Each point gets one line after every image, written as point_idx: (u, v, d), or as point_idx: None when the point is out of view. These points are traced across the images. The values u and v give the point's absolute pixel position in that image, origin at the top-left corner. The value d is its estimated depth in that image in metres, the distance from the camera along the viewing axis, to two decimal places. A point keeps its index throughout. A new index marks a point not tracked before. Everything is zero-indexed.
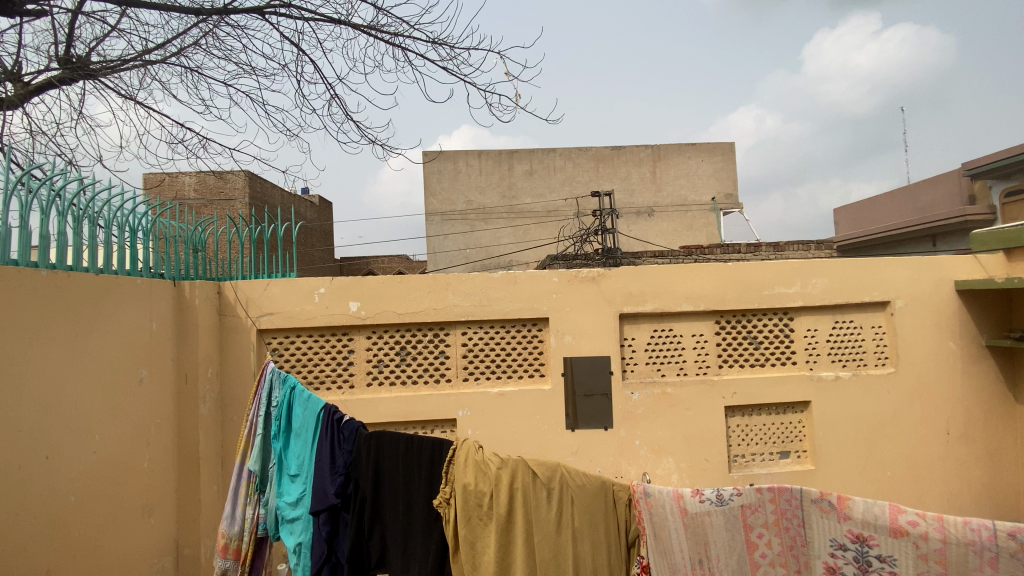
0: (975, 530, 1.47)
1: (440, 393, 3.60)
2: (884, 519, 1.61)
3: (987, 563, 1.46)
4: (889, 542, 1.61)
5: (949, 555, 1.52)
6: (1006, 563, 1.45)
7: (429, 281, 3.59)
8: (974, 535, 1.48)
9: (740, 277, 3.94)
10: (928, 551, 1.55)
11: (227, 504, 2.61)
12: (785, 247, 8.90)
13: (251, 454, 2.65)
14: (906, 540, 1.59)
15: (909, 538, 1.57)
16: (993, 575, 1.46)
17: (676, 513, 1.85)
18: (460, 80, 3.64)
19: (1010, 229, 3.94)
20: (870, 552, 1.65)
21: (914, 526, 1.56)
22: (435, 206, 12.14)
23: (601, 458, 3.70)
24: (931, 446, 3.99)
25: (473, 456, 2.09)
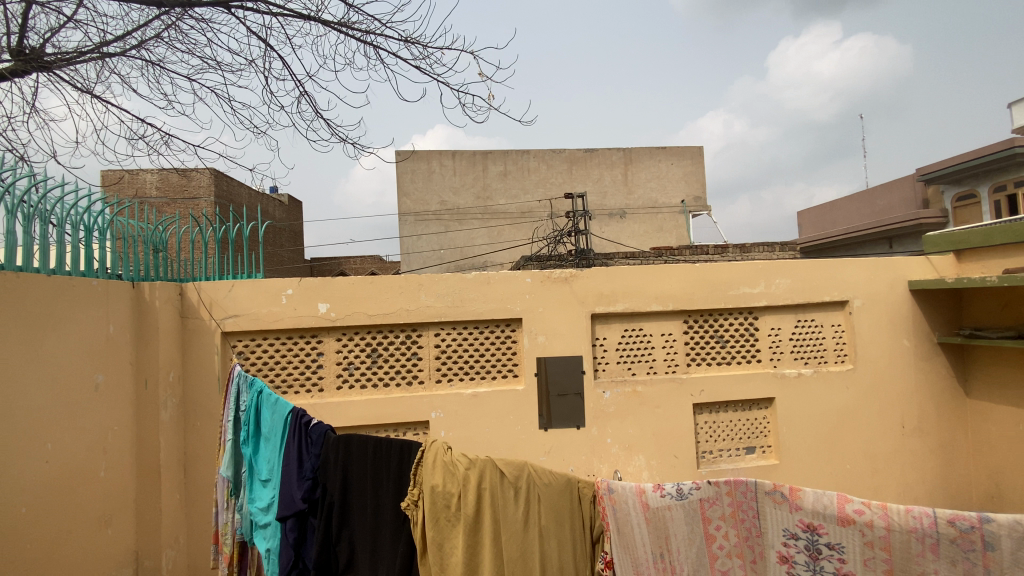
0: (916, 517, 1.52)
1: (412, 395, 3.56)
2: (832, 508, 1.65)
3: (929, 548, 1.52)
4: (837, 530, 1.65)
5: (892, 542, 1.56)
6: (947, 550, 1.50)
7: (400, 282, 3.56)
8: (915, 522, 1.53)
9: (708, 277, 4.05)
10: (874, 539, 1.59)
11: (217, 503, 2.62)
12: (751, 248, 9.17)
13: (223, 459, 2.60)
14: (853, 528, 1.63)
15: (855, 526, 1.62)
16: (934, 559, 1.51)
17: (638, 508, 1.89)
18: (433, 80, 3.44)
19: (959, 232, 4.16)
20: (820, 540, 1.68)
21: (861, 514, 1.61)
22: (408, 206, 12.02)
23: (574, 457, 3.73)
24: (887, 439, 4.17)
25: (441, 457, 2.08)
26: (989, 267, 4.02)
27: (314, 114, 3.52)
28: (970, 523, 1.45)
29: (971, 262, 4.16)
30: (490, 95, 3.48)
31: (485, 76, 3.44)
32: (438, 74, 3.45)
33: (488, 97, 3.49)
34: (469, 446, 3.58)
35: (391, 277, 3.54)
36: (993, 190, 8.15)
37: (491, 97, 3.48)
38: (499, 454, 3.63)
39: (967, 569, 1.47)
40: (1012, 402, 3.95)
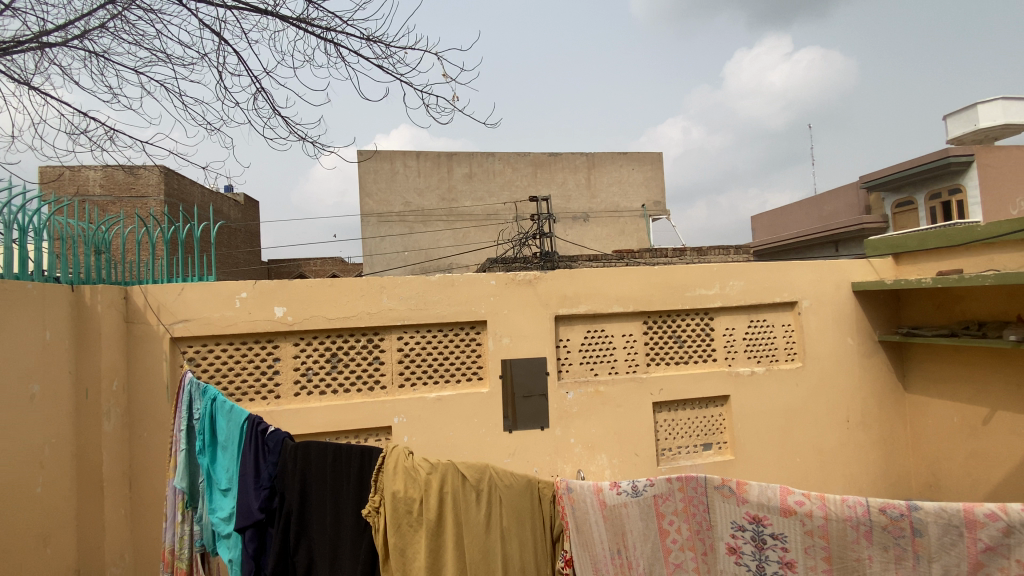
0: (851, 506, 1.56)
1: (374, 400, 3.51)
2: (775, 499, 1.67)
3: (863, 535, 1.55)
4: (781, 521, 1.68)
5: (830, 530, 1.59)
6: (880, 536, 1.53)
7: (362, 284, 3.51)
8: (850, 511, 1.56)
9: (667, 280, 4.17)
10: (813, 528, 1.62)
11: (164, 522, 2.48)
12: (708, 251, 9.49)
13: (176, 470, 2.49)
14: (795, 518, 1.66)
15: (797, 516, 1.65)
16: (868, 546, 1.54)
17: (596, 506, 1.91)
18: (397, 79, 3.27)
19: (897, 237, 4.45)
20: (765, 531, 1.70)
21: (801, 505, 1.64)
22: (371, 206, 11.80)
23: (538, 457, 3.76)
24: (833, 433, 4.40)
25: (402, 463, 2.07)
26: (924, 270, 4.31)
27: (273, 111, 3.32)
28: (899, 511, 1.50)
29: (908, 265, 4.45)
30: (456, 95, 3.34)
31: (447, 75, 3.27)
32: (402, 73, 3.28)
33: (453, 98, 3.33)
34: (433, 450, 3.56)
35: (352, 279, 3.48)
36: (928, 197, 8.74)
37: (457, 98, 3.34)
38: (464, 457, 3.61)
39: (898, 554, 1.52)
40: (944, 396, 4.25)
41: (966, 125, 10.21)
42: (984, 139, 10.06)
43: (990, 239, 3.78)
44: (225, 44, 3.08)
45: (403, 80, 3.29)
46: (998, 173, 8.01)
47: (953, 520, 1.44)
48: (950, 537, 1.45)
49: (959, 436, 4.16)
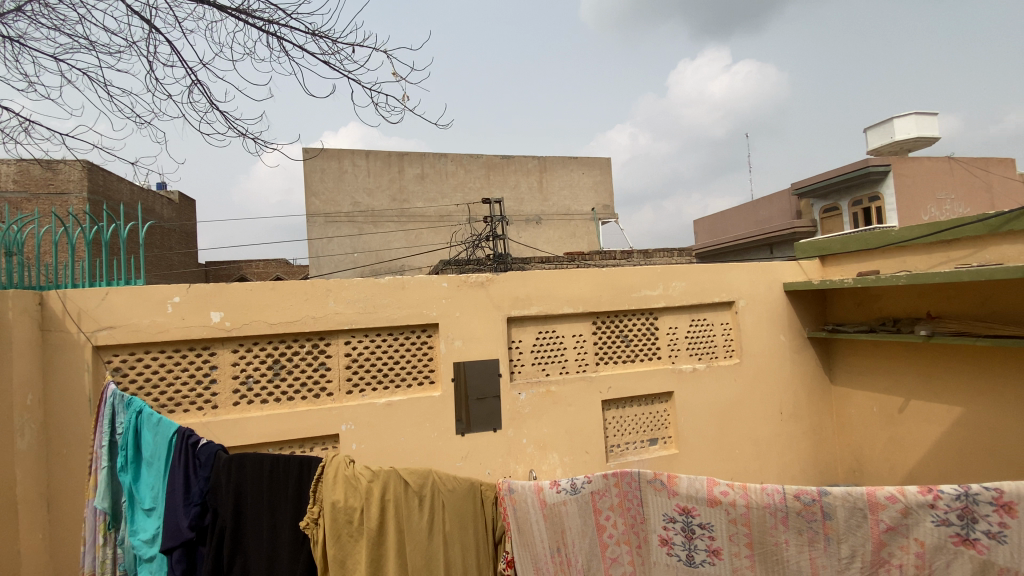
0: (770, 494, 1.63)
1: (319, 408, 3.40)
2: (703, 491, 1.71)
3: (780, 521, 1.62)
4: (708, 511, 1.72)
5: (751, 518, 1.66)
6: (795, 521, 1.62)
7: (306, 287, 3.39)
8: (769, 498, 1.63)
9: (615, 281, 4.29)
10: (736, 516, 1.67)
11: (84, 546, 2.28)
12: (654, 253, 9.86)
13: (97, 490, 2.31)
14: (720, 508, 1.71)
15: (722, 506, 1.69)
16: (785, 531, 1.62)
17: (536, 505, 1.93)
18: (341, 75, 3.37)
19: (823, 240, 4.81)
20: (694, 522, 1.74)
21: (726, 495, 1.69)
22: (318, 206, 11.40)
23: (490, 460, 3.77)
24: (768, 425, 4.67)
25: (342, 472, 2.02)
26: (847, 270, 4.65)
27: (208, 103, 3.39)
28: (811, 496, 1.58)
29: (833, 266, 4.80)
30: (405, 96, 3.50)
31: (398, 75, 3.44)
32: (349, 71, 3.39)
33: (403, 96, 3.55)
34: (382, 456, 3.48)
35: (296, 282, 3.36)
36: (851, 203, 9.44)
37: (405, 99, 3.50)
38: (415, 462, 3.56)
39: (810, 537, 1.60)
40: (866, 387, 4.60)
41: (883, 138, 11.12)
42: (899, 151, 11.00)
43: (903, 242, 4.13)
44: (155, 33, 2.96)
45: (352, 77, 3.40)
46: (910, 182, 8.78)
47: (858, 504, 1.54)
48: (856, 519, 1.55)
49: (880, 424, 4.49)
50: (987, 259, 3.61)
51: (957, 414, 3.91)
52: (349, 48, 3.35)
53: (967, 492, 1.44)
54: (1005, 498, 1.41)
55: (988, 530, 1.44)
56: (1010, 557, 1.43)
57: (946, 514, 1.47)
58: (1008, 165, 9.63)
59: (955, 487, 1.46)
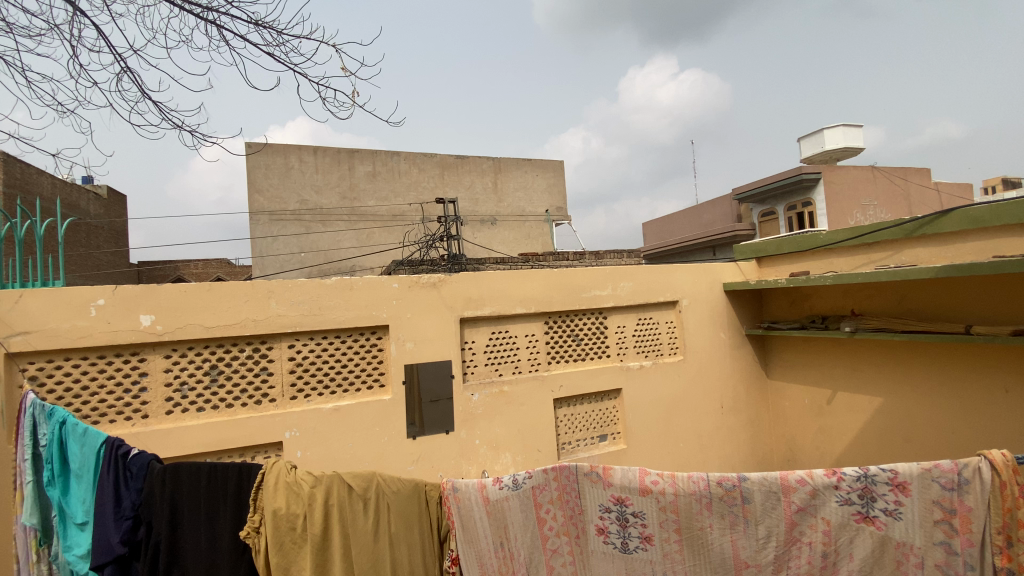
0: (695, 482, 1.73)
1: (261, 415, 3.29)
2: (635, 481, 1.80)
3: (705, 506, 1.73)
4: (640, 500, 1.82)
5: (679, 505, 1.76)
6: (718, 506, 1.73)
7: (248, 288, 3.27)
8: (695, 486, 1.74)
9: (565, 282, 4.39)
10: (666, 504, 1.78)
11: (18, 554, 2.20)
12: (605, 255, 10.12)
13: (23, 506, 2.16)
14: (651, 496, 1.80)
15: (652, 494, 1.79)
16: (709, 515, 1.74)
17: (479, 502, 1.96)
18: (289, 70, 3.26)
19: (758, 243, 5.13)
20: (628, 511, 1.83)
21: (656, 484, 1.78)
22: (262, 203, 10.93)
23: (444, 461, 3.76)
24: (710, 419, 4.91)
25: (283, 478, 1.98)
26: (781, 272, 4.98)
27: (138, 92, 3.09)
28: (732, 482, 1.70)
29: (768, 267, 5.12)
30: (355, 91, 3.46)
31: (346, 68, 3.38)
32: (295, 63, 3.28)
33: (351, 93, 3.46)
34: (331, 462, 3.40)
35: (236, 283, 3.23)
36: (787, 208, 10.06)
37: (355, 94, 3.46)
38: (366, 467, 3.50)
39: (731, 520, 1.72)
40: (799, 381, 4.94)
41: (814, 148, 11.95)
42: (828, 160, 11.84)
43: (832, 245, 4.47)
44: (81, 15, 2.73)
45: (297, 71, 3.28)
46: (838, 189, 9.46)
47: (772, 488, 1.67)
48: (770, 501, 1.68)
49: (811, 415, 4.82)
50: (902, 261, 3.94)
51: (877, 404, 4.25)
52: (294, 39, 3.24)
53: (866, 473, 1.59)
54: (900, 479, 1.57)
55: (885, 508, 1.60)
56: (904, 532, 1.59)
57: (849, 494, 1.63)
58: (922, 175, 10.56)
59: (856, 470, 1.61)
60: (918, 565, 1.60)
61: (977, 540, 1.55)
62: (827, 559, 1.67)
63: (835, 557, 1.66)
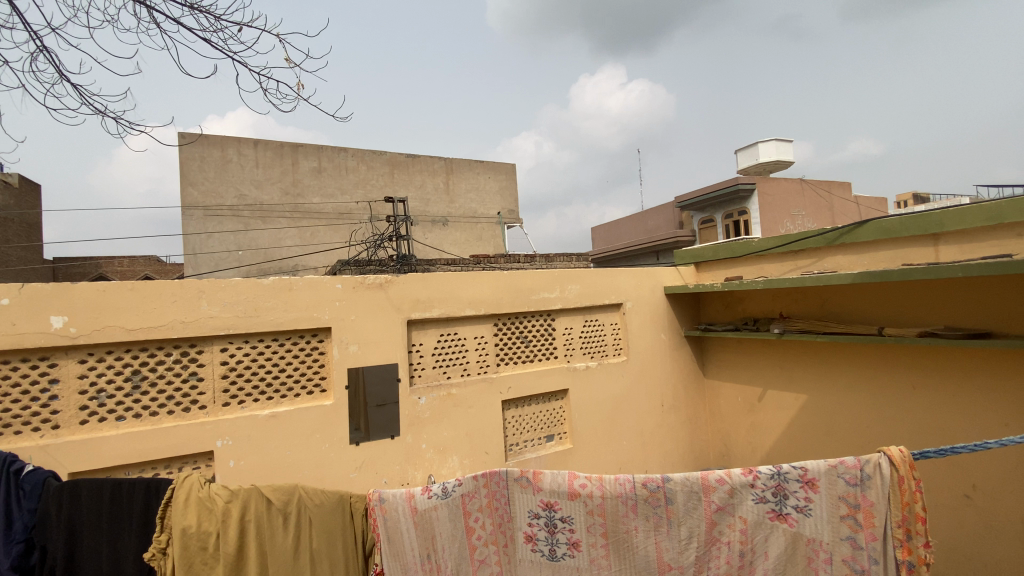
0: (622, 484, 1.75)
1: (188, 423, 3.04)
2: (564, 486, 1.80)
3: (630, 508, 1.76)
4: (568, 505, 1.81)
5: (605, 508, 1.78)
6: (643, 507, 1.76)
7: (176, 288, 3.03)
8: (621, 488, 1.76)
9: (514, 284, 4.38)
10: (593, 507, 1.78)
11: None
12: (555, 258, 10.26)
13: None
14: (579, 500, 1.81)
15: (581, 498, 1.79)
16: (634, 517, 1.76)
17: (407, 512, 1.89)
18: (228, 57, 2.87)
19: (698, 248, 5.35)
20: (556, 516, 1.83)
21: (584, 487, 1.78)
22: (195, 197, 10.25)
23: (388, 467, 3.64)
24: (652, 417, 5.06)
25: (195, 493, 1.87)
26: (718, 276, 5.21)
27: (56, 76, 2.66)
28: (656, 483, 1.73)
29: (706, 271, 5.35)
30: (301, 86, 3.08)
31: (292, 61, 3.02)
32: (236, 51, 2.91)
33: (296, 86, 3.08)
34: (266, 472, 3.20)
35: (160, 283, 2.97)
36: (724, 216, 10.59)
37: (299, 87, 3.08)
38: (305, 476, 3.32)
39: (655, 522, 1.75)
40: (734, 379, 5.17)
41: (749, 160, 12.64)
42: (762, 172, 12.58)
43: (763, 252, 4.71)
44: None
45: (237, 60, 2.90)
46: (771, 199, 10.06)
47: (693, 488, 1.71)
48: (692, 501, 1.73)
49: (745, 412, 5.06)
50: (825, 267, 4.20)
51: (803, 401, 4.51)
52: (238, 25, 2.87)
53: (779, 471, 1.66)
54: (809, 476, 1.64)
55: (796, 505, 1.67)
56: (814, 528, 1.67)
57: (763, 492, 1.70)
58: (845, 188, 11.41)
59: (770, 468, 1.68)
60: (827, 561, 1.68)
61: (879, 534, 1.63)
62: (744, 559, 1.73)
63: (751, 556, 1.73)
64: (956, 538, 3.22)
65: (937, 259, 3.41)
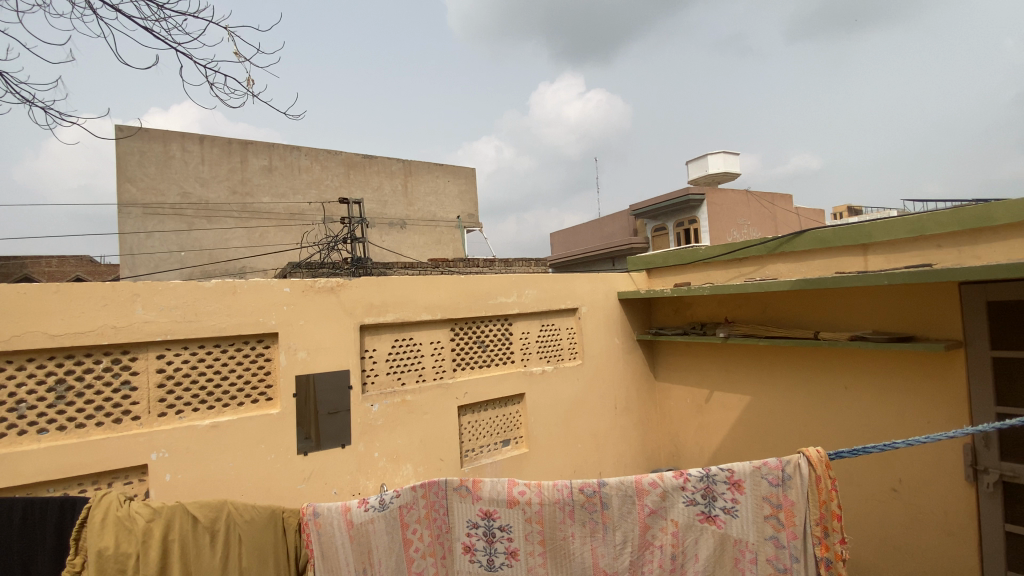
0: (559, 490, 1.78)
1: (120, 436, 2.83)
2: (503, 493, 1.80)
3: (568, 514, 1.78)
4: (507, 513, 1.82)
5: (543, 515, 1.79)
6: (580, 513, 1.79)
7: (108, 290, 2.82)
8: (559, 494, 1.78)
9: (470, 289, 4.36)
10: (531, 514, 1.79)
11: None
12: (514, 263, 10.33)
13: None
14: (518, 508, 1.81)
15: (519, 505, 1.80)
16: (572, 524, 1.79)
17: (342, 526, 1.84)
18: (172, 49, 2.81)
19: (649, 255, 5.51)
20: (494, 525, 1.83)
21: (523, 495, 1.79)
22: (133, 194, 9.65)
23: (338, 477, 3.52)
24: (606, 419, 5.15)
25: (114, 512, 1.78)
26: (669, 282, 5.38)
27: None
28: (592, 488, 1.77)
29: (657, 277, 5.51)
30: (253, 81, 3.06)
31: (240, 54, 2.97)
32: (179, 43, 2.84)
33: (247, 82, 3.03)
34: (206, 486, 3.02)
35: (89, 285, 2.76)
36: (676, 225, 10.95)
37: (253, 84, 3.06)
38: (249, 488, 3.16)
39: (592, 527, 1.78)
40: (683, 382, 5.34)
41: (700, 171, 13.15)
42: (711, 183, 13.11)
43: (710, 259, 4.90)
44: None
45: (181, 51, 2.84)
46: (719, 209, 10.51)
47: (628, 492, 1.76)
48: (626, 505, 1.77)
49: (694, 414, 5.23)
50: (766, 274, 4.41)
51: (746, 402, 4.70)
52: (181, 16, 2.79)
53: (707, 474, 1.73)
54: (735, 477, 1.72)
55: (724, 506, 1.74)
56: (740, 529, 1.74)
57: (693, 495, 1.76)
58: (787, 200, 12.06)
59: (699, 471, 1.75)
60: (753, 561, 1.75)
61: (799, 533, 1.71)
62: (676, 561, 1.78)
63: (683, 558, 1.78)
64: (885, 529, 3.43)
65: (867, 268, 3.64)
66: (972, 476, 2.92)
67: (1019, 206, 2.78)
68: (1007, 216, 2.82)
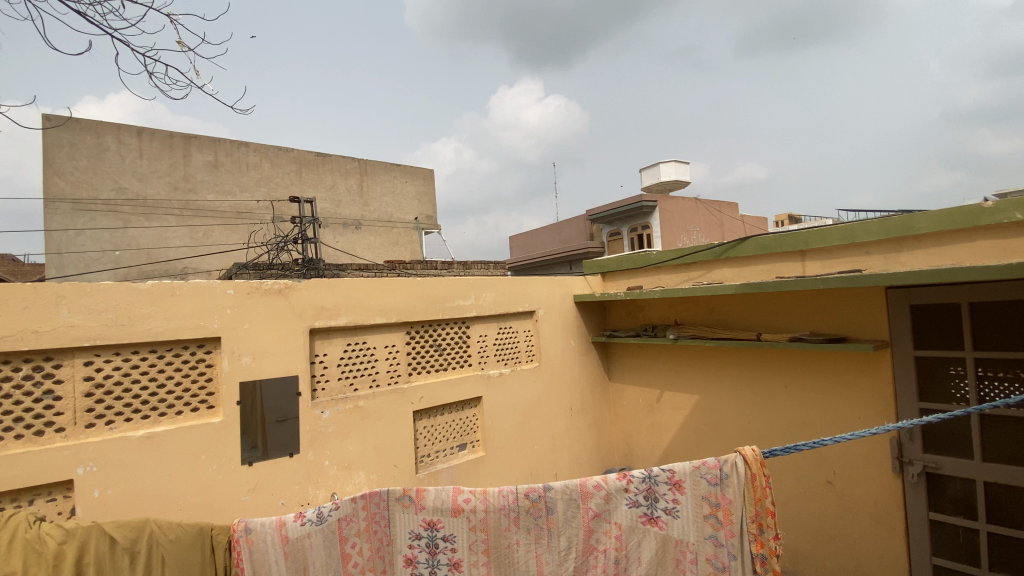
0: (504, 496, 1.76)
1: (42, 450, 2.59)
2: (447, 502, 1.77)
3: (512, 520, 1.77)
4: (451, 522, 1.78)
5: (488, 522, 1.77)
6: (525, 518, 1.78)
7: (27, 292, 2.58)
8: (503, 500, 1.76)
9: (427, 291, 4.28)
10: (476, 522, 1.77)
11: None
12: (472, 265, 10.27)
13: None
14: (463, 516, 1.78)
15: (464, 514, 1.77)
16: (516, 530, 1.78)
17: (276, 542, 1.75)
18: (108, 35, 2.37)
19: (604, 258, 5.59)
20: (438, 535, 1.79)
21: (467, 502, 1.77)
22: (62, 189, 8.98)
23: (286, 487, 3.37)
24: (563, 421, 5.19)
25: (21, 536, 1.64)
26: (623, 285, 5.48)
27: None
28: (537, 493, 1.76)
29: (612, 281, 5.61)
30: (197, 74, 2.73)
31: (184, 44, 2.65)
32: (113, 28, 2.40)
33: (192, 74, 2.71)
34: (140, 500, 2.82)
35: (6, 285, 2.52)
36: (630, 230, 11.21)
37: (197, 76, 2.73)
38: (188, 502, 2.96)
39: (537, 534, 1.78)
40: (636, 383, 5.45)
41: (653, 178, 13.56)
42: (663, 190, 13.53)
43: (661, 263, 5.02)
44: None
45: (118, 39, 2.42)
46: (670, 216, 10.87)
47: (572, 496, 1.76)
48: (571, 509, 1.77)
49: (647, 414, 5.34)
50: (713, 278, 4.58)
51: (694, 402, 4.85)
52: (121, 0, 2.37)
53: (650, 475, 1.76)
54: (676, 477, 1.76)
55: (665, 507, 1.77)
56: (681, 529, 1.78)
57: (636, 496, 1.79)
58: (734, 208, 12.60)
59: (642, 472, 1.78)
60: (694, 561, 1.78)
61: (737, 530, 1.75)
62: (619, 565, 1.80)
63: (626, 562, 1.80)
64: (822, 520, 3.60)
65: (805, 272, 3.84)
66: (898, 468, 3.12)
67: (938, 217, 2.99)
68: (928, 226, 3.03)
